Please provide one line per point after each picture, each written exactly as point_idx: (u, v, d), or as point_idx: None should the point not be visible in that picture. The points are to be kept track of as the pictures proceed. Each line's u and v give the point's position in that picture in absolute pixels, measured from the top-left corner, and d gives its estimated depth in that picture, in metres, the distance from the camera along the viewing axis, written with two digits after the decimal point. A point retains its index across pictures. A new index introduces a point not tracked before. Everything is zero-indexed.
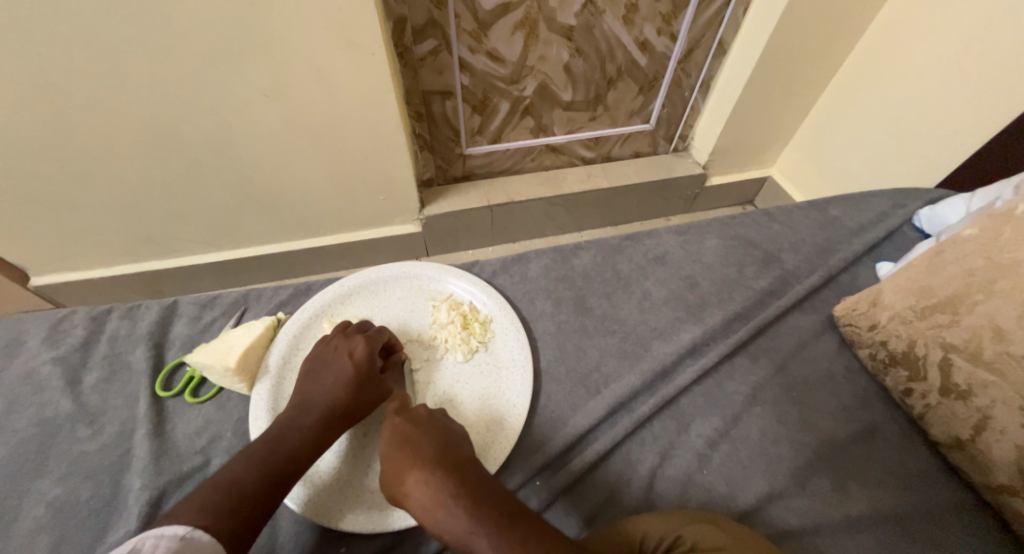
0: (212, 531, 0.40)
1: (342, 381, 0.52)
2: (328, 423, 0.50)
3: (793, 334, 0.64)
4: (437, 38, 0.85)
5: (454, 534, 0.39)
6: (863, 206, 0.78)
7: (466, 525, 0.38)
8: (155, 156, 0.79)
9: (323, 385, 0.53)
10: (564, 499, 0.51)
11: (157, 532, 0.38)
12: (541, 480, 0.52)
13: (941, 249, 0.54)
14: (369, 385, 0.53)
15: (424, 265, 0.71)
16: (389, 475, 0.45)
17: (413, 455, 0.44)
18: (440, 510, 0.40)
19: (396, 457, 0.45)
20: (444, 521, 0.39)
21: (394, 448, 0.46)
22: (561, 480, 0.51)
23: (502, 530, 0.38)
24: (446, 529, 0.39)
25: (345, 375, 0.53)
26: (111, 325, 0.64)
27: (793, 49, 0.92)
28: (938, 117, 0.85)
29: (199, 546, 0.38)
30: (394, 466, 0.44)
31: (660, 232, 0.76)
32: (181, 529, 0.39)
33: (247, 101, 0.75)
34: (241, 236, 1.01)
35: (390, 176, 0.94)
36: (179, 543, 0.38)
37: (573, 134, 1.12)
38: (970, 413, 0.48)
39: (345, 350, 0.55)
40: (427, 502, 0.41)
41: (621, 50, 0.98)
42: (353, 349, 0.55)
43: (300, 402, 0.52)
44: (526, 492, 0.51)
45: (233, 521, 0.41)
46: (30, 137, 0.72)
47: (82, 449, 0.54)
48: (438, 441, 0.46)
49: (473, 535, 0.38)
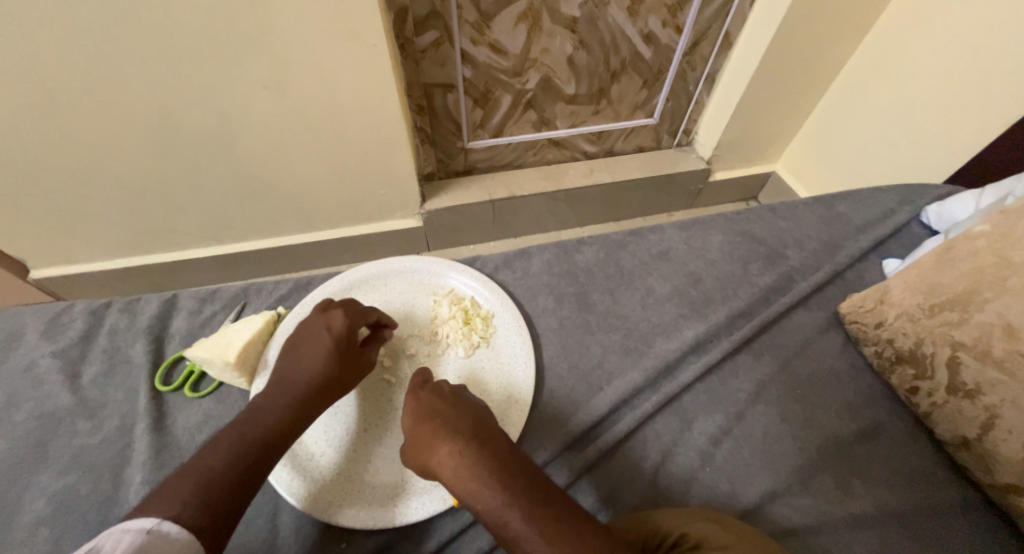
0: (184, 522, 0.39)
1: (319, 354, 0.52)
2: (303, 399, 0.50)
3: (798, 331, 0.63)
4: (439, 29, 0.84)
5: (488, 508, 0.39)
6: (870, 202, 0.77)
7: (502, 499, 0.39)
8: (155, 149, 0.79)
9: (300, 361, 0.53)
10: (591, 472, 0.52)
11: (120, 528, 0.37)
12: (566, 458, 0.53)
13: (951, 246, 0.53)
14: (346, 357, 0.53)
15: (425, 260, 0.70)
16: (418, 446, 0.45)
17: (445, 427, 0.44)
18: (475, 484, 0.40)
19: (427, 428, 0.45)
20: (479, 496, 0.40)
21: (427, 418, 0.46)
22: (587, 456, 0.52)
23: (538, 505, 0.38)
24: (475, 498, 0.40)
25: (320, 350, 0.52)
26: (111, 319, 0.63)
27: (800, 43, 0.90)
28: (945, 112, 0.84)
29: (168, 540, 0.37)
30: (425, 436, 0.45)
31: (664, 227, 0.75)
32: (147, 523, 0.37)
33: (246, 93, 0.74)
34: (242, 230, 1.00)
35: (392, 170, 0.94)
36: (145, 537, 0.37)
37: (576, 128, 1.11)
38: (977, 412, 0.48)
39: (323, 325, 0.54)
40: (460, 474, 0.41)
41: (626, 43, 0.96)
42: (331, 323, 0.54)
43: (278, 380, 0.52)
44: (552, 469, 0.52)
45: (211, 515, 0.40)
46: (28, 129, 0.71)
47: (82, 443, 0.54)
48: (468, 414, 0.46)
49: (509, 509, 0.38)
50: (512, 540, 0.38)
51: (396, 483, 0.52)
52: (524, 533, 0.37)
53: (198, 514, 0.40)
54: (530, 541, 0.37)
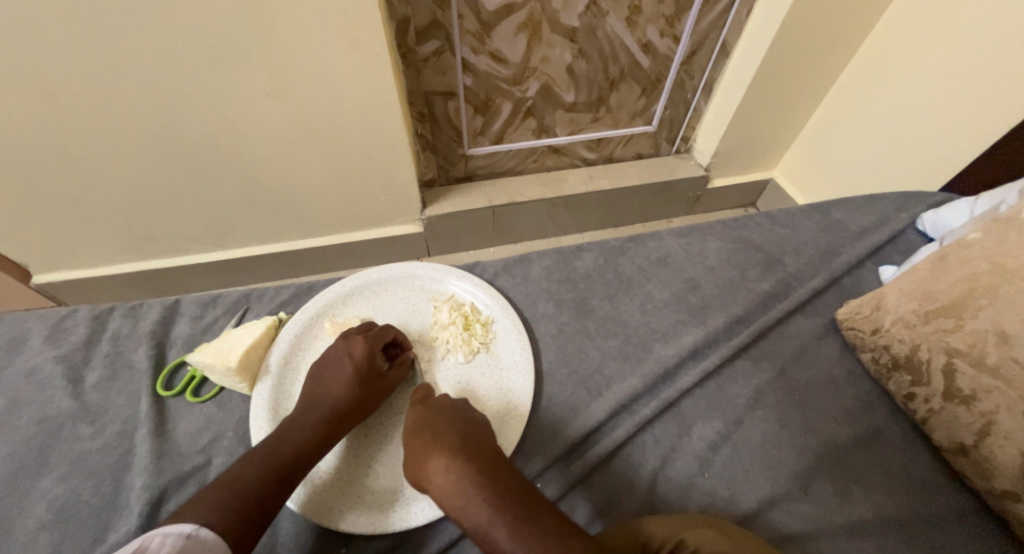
0: (218, 529, 0.40)
1: (343, 378, 0.53)
2: (328, 419, 0.51)
3: (796, 337, 0.64)
4: (440, 39, 0.85)
5: (473, 523, 0.39)
6: (866, 209, 0.77)
7: (487, 514, 0.39)
8: (157, 154, 0.79)
9: (325, 385, 0.53)
10: (579, 488, 0.52)
11: (163, 530, 0.39)
12: (555, 471, 0.53)
13: (945, 253, 0.54)
14: (369, 382, 0.54)
15: (425, 265, 0.70)
16: (411, 460, 0.45)
17: (435, 441, 0.44)
18: (460, 499, 0.40)
19: (419, 440, 0.45)
20: (467, 513, 0.39)
21: (420, 433, 0.46)
22: (587, 460, 0.53)
23: (524, 523, 0.38)
24: (462, 514, 0.40)
25: (344, 375, 0.53)
26: (114, 324, 0.64)
27: (797, 51, 0.91)
28: (942, 120, 0.85)
29: (204, 545, 0.39)
30: (417, 451, 0.45)
31: (662, 234, 0.75)
32: (188, 527, 0.40)
33: (249, 100, 0.75)
34: (243, 235, 1.01)
35: (393, 176, 0.94)
36: (185, 541, 0.39)
37: (575, 135, 1.12)
38: (973, 418, 0.48)
39: (345, 351, 0.55)
40: (447, 490, 0.41)
41: (624, 52, 0.98)
42: (353, 349, 0.55)
43: (303, 403, 0.53)
44: (542, 481, 0.52)
45: (241, 524, 0.42)
46: (32, 135, 0.72)
47: (84, 448, 0.54)
48: (461, 430, 0.46)
49: (494, 526, 0.38)
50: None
51: (395, 488, 0.52)
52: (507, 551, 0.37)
53: (228, 523, 0.41)
54: None
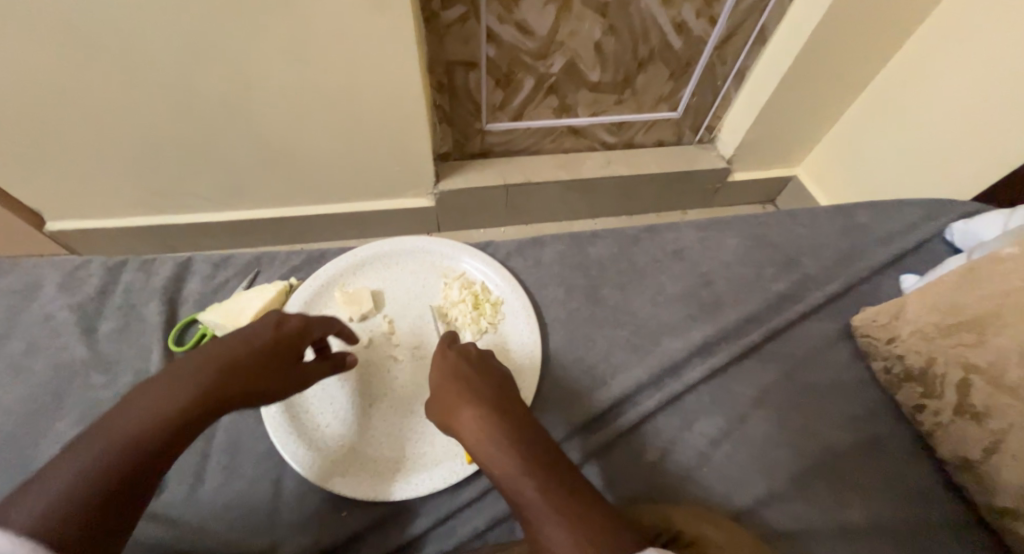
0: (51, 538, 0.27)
1: (230, 358, 0.42)
2: (221, 392, 0.40)
3: (807, 340, 0.63)
4: (466, 4, 0.81)
5: (502, 472, 0.37)
6: (893, 214, 0.75)
7: (518, 465, 0.37)
8: (170, 107, 0.78)
9: (230, 351, 0.42)
10: (600, 455, 0.54)
11: None
12: (577, 441, 0.55)
13: (975, 267, 0.52)
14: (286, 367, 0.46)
15: (437, 241, 0.69)
16: (442, 404, 0.44)
17: (470, 392, 0.43)
18: (493, 448, 0.38)
19: (454, 388, 0.44)
20: (494, 458, 0.38)
21: (452, 383, 0.45)
22: (595, 441, 0.54)
23: (552, 477, 0.36)
24: (492, 463, 0.38)
25: (263, 347, 0.44)
26: (126, 277, 0.64)
27: (840, 43, 0.87)
28: (983, 127, 0.81)
29: None
30: (450, 400, 0.43)
31: (681, 225, 0.74)
32: None
33: (265, 59, 0.73)
34: (254, 197, 1.00)
35: (407, 147, 0.93)
36: None
37: (597, 117, 1.09)
38: (983, 435, 0.47)
39: (274, 321, 0.47)
40: (478, 439, 0.40)
41: (656, 32, 0.93)
42: (285, 321, 0.47)
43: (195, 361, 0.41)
44: (567, 445, 0.55)
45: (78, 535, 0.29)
46: (46, 79, 0.71)
47: (97, 396, 0.55)
48: (497, 386, 0.45)
49: (523, 476, 0.36)
50: (521, 506, 0.35)
51: (400, 457, 0.54)
52: (534, 501, 0.35)
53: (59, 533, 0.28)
54: (539, 509, 0.34)
